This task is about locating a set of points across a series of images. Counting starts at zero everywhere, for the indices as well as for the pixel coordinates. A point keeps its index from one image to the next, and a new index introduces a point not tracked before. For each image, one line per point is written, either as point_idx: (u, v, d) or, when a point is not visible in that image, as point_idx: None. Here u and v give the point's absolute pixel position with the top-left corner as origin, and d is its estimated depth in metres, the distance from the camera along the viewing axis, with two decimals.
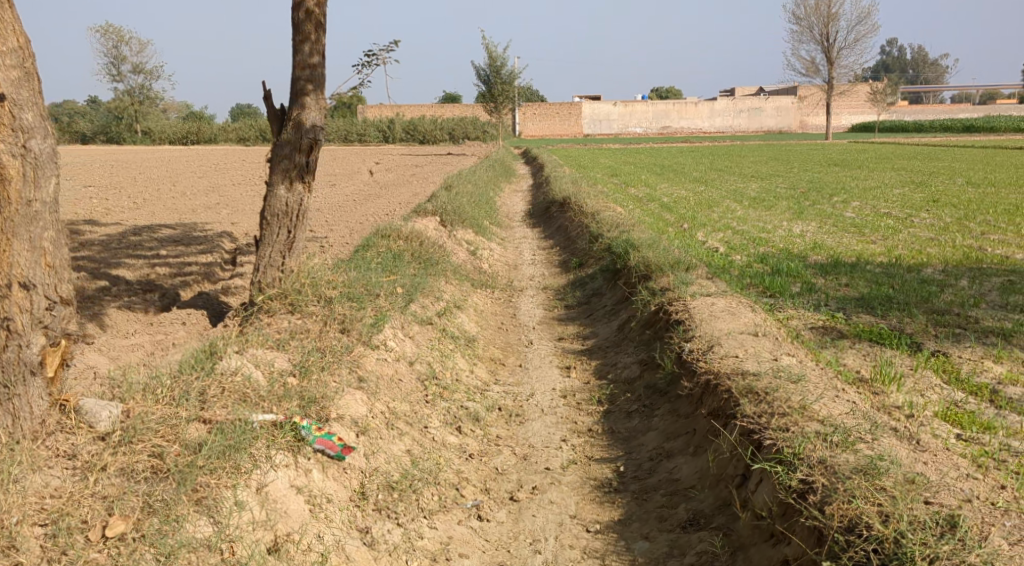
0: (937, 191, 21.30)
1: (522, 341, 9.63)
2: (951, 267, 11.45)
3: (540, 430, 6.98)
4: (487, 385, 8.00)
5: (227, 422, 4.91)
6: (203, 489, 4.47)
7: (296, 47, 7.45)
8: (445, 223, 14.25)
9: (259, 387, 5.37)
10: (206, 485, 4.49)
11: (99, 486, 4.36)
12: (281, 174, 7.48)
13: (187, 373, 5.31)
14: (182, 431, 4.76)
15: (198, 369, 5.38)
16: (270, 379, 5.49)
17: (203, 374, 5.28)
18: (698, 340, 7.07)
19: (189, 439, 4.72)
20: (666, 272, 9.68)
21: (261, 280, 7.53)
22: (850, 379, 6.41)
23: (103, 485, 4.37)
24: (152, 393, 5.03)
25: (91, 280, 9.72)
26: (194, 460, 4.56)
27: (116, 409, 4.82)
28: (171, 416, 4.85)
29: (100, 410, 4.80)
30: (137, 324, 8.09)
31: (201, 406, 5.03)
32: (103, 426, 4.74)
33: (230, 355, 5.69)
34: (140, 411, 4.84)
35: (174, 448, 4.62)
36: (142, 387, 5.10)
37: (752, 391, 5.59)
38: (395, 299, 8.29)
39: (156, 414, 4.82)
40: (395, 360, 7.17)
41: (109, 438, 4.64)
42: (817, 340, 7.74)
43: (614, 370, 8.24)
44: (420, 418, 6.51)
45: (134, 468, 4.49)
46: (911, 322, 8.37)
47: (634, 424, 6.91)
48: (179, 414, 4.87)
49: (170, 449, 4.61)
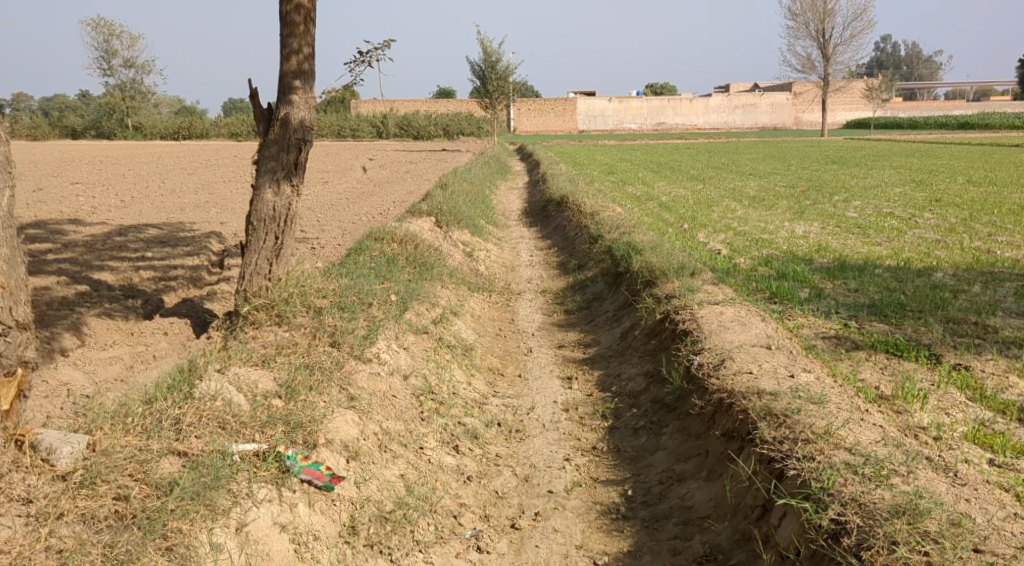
0: (938, 191, 20.91)
1: (520, 350, 9.25)
2: (962, 272, 11.07)
3: (542, 449, 6.61)
4: (486, 398, 7.62)
5: (203, 456, 4.55)
6: (174, 536, 4.11)
7: (284, 41, 7.06)
8: (440, 224, 13.87)
9: (241, 413, 4.99)
10: (177, 531, 4.13)
11: (54, 538, 3.96)
12: (267, 175, 7.08)
13: (161, 400, 4.92)
14: (154, 470, 4.38)
15: (174, 394, 4.97)
16: (253, 403, 5.10)
17: (180, 401, 4.87)
18: (708, 354, 6.70)
19: (159, 478, 4.35)
20: (671, 277, 9.31)
21: (246, 288, 7.13)
22: (871, 397, 6.03)
23: (59, 538, 3.97)
24: (121, 424, 4.64)
25: (71, 286, 9.31)
26: (164, 505, 4.18)
27: (80, 444, 4.43)
28: (141, 451, 4.47)
29: (60, 445, 4.39)
30: (117, 334, 7.71)
31: (176, 437, 4.65)
32: (64, 464, 4.33)
33: (210, 375, 5.30)
34: (107, 445, 4.45)
35: (141, 490, 4.25)
36: (110, 417, 4.71)
37: (770, 413, 5.23)
38: (389, 308, 7.91)
39: (125, 450, 4.44)
40: (389, 374, 6.79)
41: (70, 478, 4.24)
42: (832, 351, 7.36)
43: (618, 383, 7.86)
44: (414, 437, 6.13)
45: (95, 514, 4.11)
46: (928, 331, 8.00)
47: (641, 442, 6.54)
48: (150, 448, 4.49)
49: (137, 491, 4.25)
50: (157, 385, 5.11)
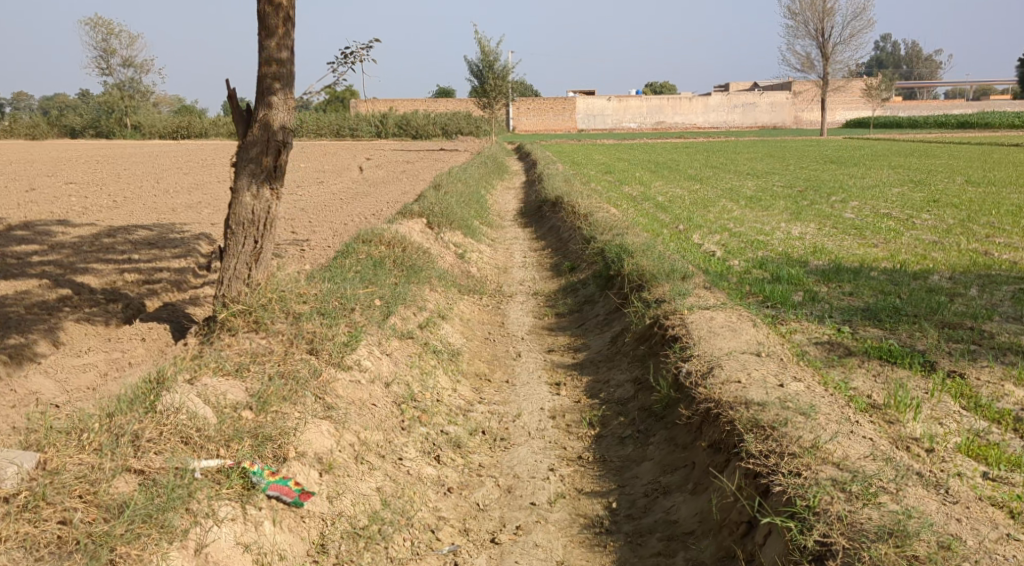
0: (936, 191, 20.74)
1: (509, 354, 9.07)
2: (959, 275, 10.91)
3: (526, 458, 6.45)
4: (472, 405, 7.45)
5: (161, 474, 4.43)
6: (122, 561, 4.02)
7: (262, 42, 6.90)
8: (432, 226, 13.69)
9: (206, 426, 4.85)
10: (126, 556, 4.04)
11: None
12: (246, 179, 6.91)
13: (120, 415, 4.80)
14: (105, 489, 4.28)
15: (135, 409, 4.85)
16: (220, 416, 4.97)
17: (140, 416, 4.75)
18: (697, 361, 6.54)
19: (111, 500, 4.24)
20: (662, 281, 9.15)
21: (225, 294, 6.95)
22: (862, 406, 5.86)
23: None
24: (76, 442, 4.53)
25: (52, 290, 9.14)
26: (112, 529, 4.08)
27: (27, 464, 4.31)
28: (92, 470, 4.36)
29: (5, 466, 4.28)
30: (94, 340, 7.56)
31: (133, 454, 4.54)
32: (8, 486, 4.22)
33: (177, 385, 5.16)
34: (56, 465, 4.35)
35: (87, 514, 4.15)
36: (64, 434, 4.60)
37: (757, 425, 5.07)
38: (373, 313, 7.74)
39: (74, 470, 4.33)
40: (370, 382, 6.62)
41: (12, 501, 4.13)
42: (825, 358, 7.20)
43: (607, 389, 7.70)
44: (394, 448, 5.98)
45: (37, 540, 4.01)
46: (924, 336, 7.84)
47: (627, 452, 6.38)
48: (102, 467, 4.38)
49: (82, 515, 4.14)
50: (120, 398, 4.99)
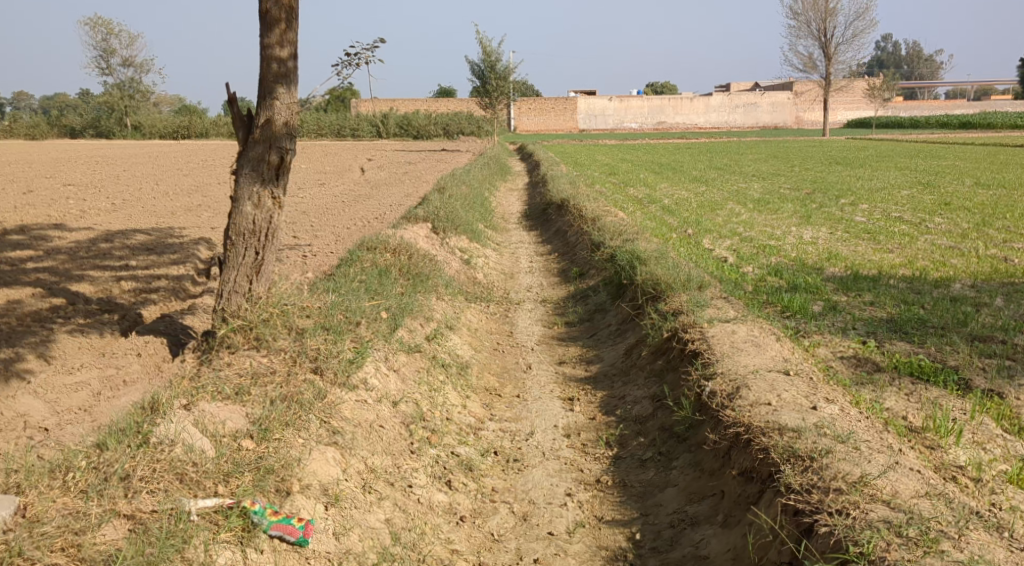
0: (947, 194, 20.39)
1: (519, 366, 8.72)
2: (979, 283, 10.58)
3: (541, 481, 6.11)
4: (483, 423, 7.11)
5: (155, 520, 4.16)
6: None
7: (264, 40, 6.55)
8: (436, 231, 13.34)
9: (203, 460, 4.56)
10: None
11: None
12: (247, 186, 6.57)
13: (109, 450, 4.50)
14: (91, 539, 4.00)
15: (126, 444, 4.56)
16: (218, 448, 4.67)
17: (133, 453, 4.46)
18: (722, 380, 6.22)
19: (97, 551, 3.96)
20: (678, 291, 8.80)
21: (224, 308, 6.62)
22: (900, 431, 5.52)
23: None
24: (61, 486, 4.24)
25: (45, 300, 8.80)
26: None
27: (6, 511, 4.02)
28: (76, 518, 4.07)
29: None
30: (88, 355, 7.25)
31: (125, 496, 4.24)
32: None
33: (172, 414, 4.86)
34: (38, 512, 4.05)
35: None
36: (47, 474, 4.32)
37: (794, 454, 4.81)
38: (378, 327, 7.39)
39: (56, 518, 4.04)
40: (377, 401, 6.29)
41: None
42: (854, 376, 6.86)
43: (623, 406, 7.34)
44: (403, 474, 5.65)
45: None
46: (955, 350, 7.49)
47: (649, 477, 6.04)
48: (89, 513, 4.10)
49: None
50: (110, 431, 4.68)
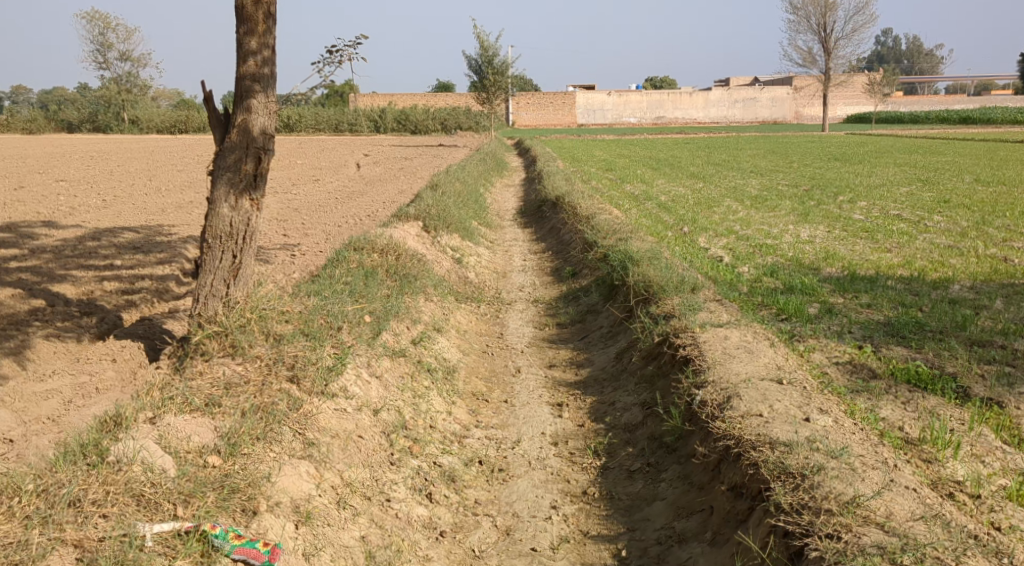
0: (947, 191, 20.17)
1: (508, 369, 8.52)
2: (979, 284, 10.37)
3: (526, 492, 5.92)
4: (468, 430, 6.91)
5: (107, 548, 4.07)
6: None
7: (241, 39, 6.34)
8: (428, 229, 13.14)
9: (163, 480, 4.45)
10: None
11: None
12: (224, 188, 6.36)
13: (61, 472, 4.39)
14: None
15: (80, 466, 4.45)
16: (179, 468, 4.55)
17: (86, 476, 4.35)
18: (713, 390, 6.02)
19: None
20: (671, 293, 8.60)
21: (200, 313, 6.42)
22: (896, 443, 5.33)
23: None
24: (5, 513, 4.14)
25: (24, 301, 8.60)
26: None
27: None
28: (16, 548, 3.97)
29: None
30: (63, 361, 7.07)
31: (73, 523, 4.14)
32: None
33: (133, 432, 4.74)
34: None
35: None
36: None
37: (785, 471, 4.64)
38: (361, 332, 7.18)
39: None
40: (357, 410, 6.10)
41: None
42: (850, 383, 6.66)
43: (612, 413, 7.14)
44: (380, 487, 5.47)
45: None
46: (953, 356, 7.30)
47: (637, 489, 5.84)
48: (32, 542, 3.99)
49: None
50: (65, 451, 4.58)
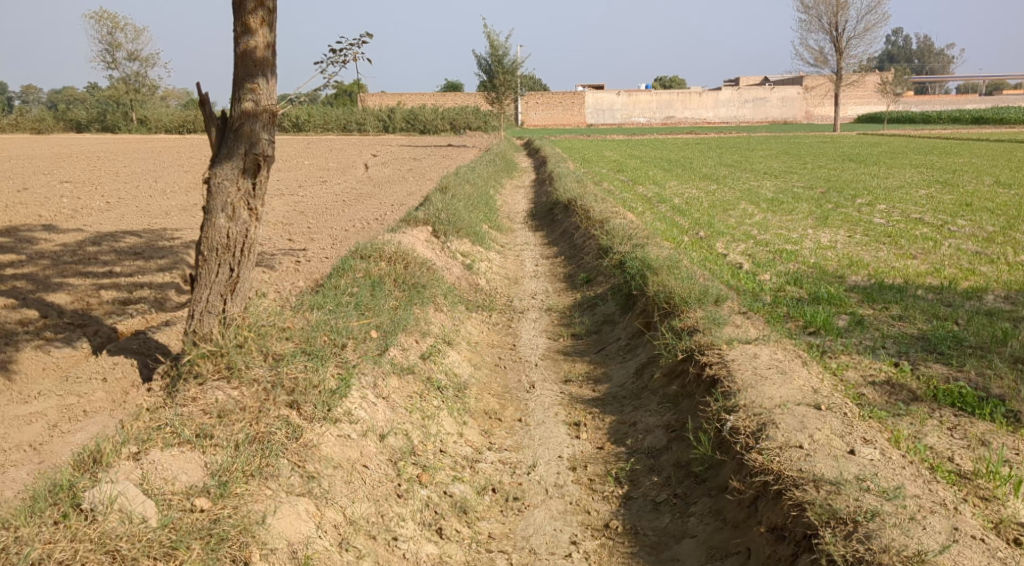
0: (968, 193, 19.62)
1: (522, 385, 8.06)
2: (1012, 294, 9.88)
3: (544, 525, 5.52)
4: (480, 453, 6.47)
5: None
6: None
7: (238, 37, 5.92)
8: (437, 234, 12.71)
9: (140, 534, 4.18)
10: None
11: None
12: (221, 197, 5.93)
13: (27, 527, 4.13)
14: None
15: (48, 519, 4.20)
16: (161, 519, 4.28)
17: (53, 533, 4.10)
18: (746, 415, 5.59)
19: None
20: (693, 306, 8.14)
21: (195, 330, 6.00)
22: (949, 479, 4.94)
23: None
24: None
25: (14, 312, 8.19)
26: None
27: None
28: None
29: None
30: (51, 380, 6.68)
31: None
32: None
33: (109, 476, 4.43)
34: None
35: None
36: None
37: (835, 517, 4.50)
38: (367, 349, 6.73)
39: None
40: (363, 435, 5.67)
41: None
42: (890, 406, 6.21)
43: (633, 435, 6.68)
44: (387, 524, 5.10)
45: None
46: (996, 375, 6.84)
47: (664, 524, 5.42)
48: None
49: None
50: (31, 500, 4.31)
